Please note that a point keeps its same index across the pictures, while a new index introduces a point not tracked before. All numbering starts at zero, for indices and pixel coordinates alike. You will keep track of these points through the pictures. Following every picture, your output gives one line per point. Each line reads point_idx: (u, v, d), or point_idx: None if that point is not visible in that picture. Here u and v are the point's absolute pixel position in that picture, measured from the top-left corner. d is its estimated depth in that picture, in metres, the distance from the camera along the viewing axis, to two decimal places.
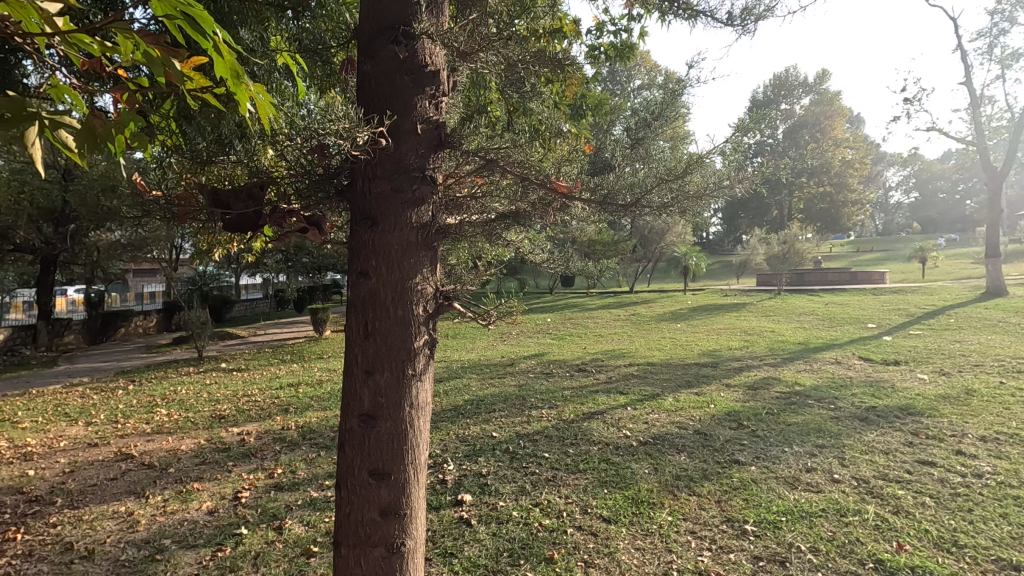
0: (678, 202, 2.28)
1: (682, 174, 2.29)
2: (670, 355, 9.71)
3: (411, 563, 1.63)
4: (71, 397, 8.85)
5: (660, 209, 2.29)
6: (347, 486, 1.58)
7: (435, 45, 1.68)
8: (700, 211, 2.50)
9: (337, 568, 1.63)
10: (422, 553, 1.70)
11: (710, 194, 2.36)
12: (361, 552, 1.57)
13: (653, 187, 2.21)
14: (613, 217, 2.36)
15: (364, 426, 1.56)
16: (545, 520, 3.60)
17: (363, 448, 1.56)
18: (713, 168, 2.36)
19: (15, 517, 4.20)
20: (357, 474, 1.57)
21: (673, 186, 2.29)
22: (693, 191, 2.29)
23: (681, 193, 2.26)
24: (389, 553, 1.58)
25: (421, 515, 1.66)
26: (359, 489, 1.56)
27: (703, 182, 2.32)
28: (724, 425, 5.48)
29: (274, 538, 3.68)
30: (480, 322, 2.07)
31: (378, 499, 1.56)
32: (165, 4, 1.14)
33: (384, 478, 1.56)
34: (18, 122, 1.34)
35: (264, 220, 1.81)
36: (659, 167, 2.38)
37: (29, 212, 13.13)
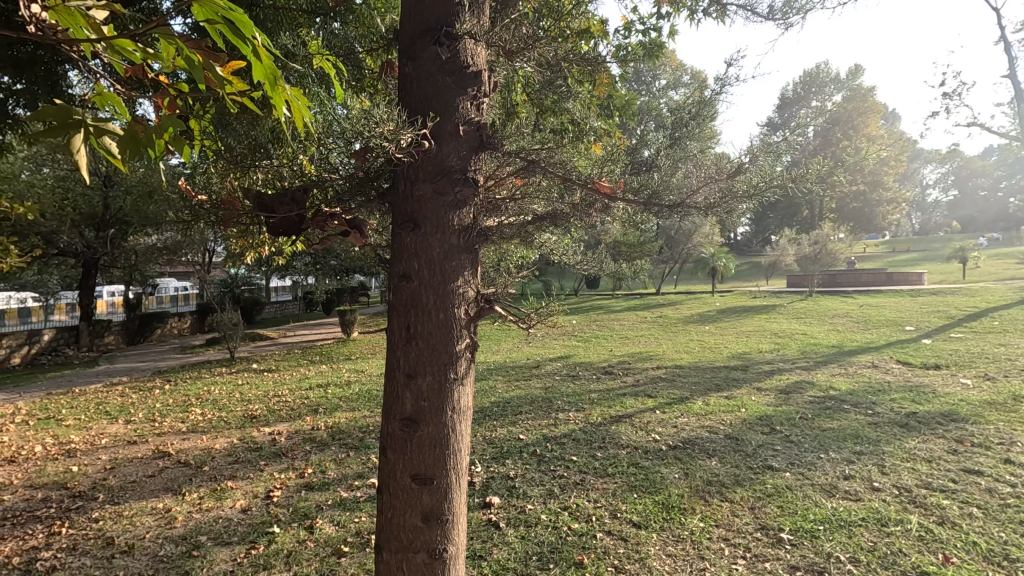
0: (725, 201, 2.20)
1: (731, 173, 2.18)
2: (699, 358, 9.55)
3: (453, 568, 1.63)
4: (110, 396, 9.16)
5: (706, 211, 2.22)
6: (389, 490, 1.59)
7: (478, 45, 1.68)
8: (750, 211, 2.40)
9: (379, 571, 1.64)
10: (463, 558, 1.70)
11: (762, 193, 2.26)
12: (403, 558, 1.58)
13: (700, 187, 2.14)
14: (655, 219, 2.30)
15: (406, 430, 1.56)
16: (574, 524, 3.57)
17: (405, 452, 1.56)
18: (766, 166, 2.23)
19: (60, 511, 4.36)
20: (400, 478, 1.57)
21: (721, 186, 2.20)
22: (742, 190, 2.19)
23: (728, 192, 2.18)
24: (430, 559, 1.58)
25: (463, 521, 1.66)
26: (401, 493, 1.57)
27: (755, 181, 2.20)
28: (755, 430, 5.36)
29: (305, 537, 3.73)
30: (521, 326, 2.08)
31: (419, 504, 1.56)
32: (205, 8, 1.15)
33: (426, 484, 1.55)
34: (66, 129, 1.37)
35: (307, 225, 1.80)
36: (705, 164, 2.30)
37: (72, 217, 13.69)
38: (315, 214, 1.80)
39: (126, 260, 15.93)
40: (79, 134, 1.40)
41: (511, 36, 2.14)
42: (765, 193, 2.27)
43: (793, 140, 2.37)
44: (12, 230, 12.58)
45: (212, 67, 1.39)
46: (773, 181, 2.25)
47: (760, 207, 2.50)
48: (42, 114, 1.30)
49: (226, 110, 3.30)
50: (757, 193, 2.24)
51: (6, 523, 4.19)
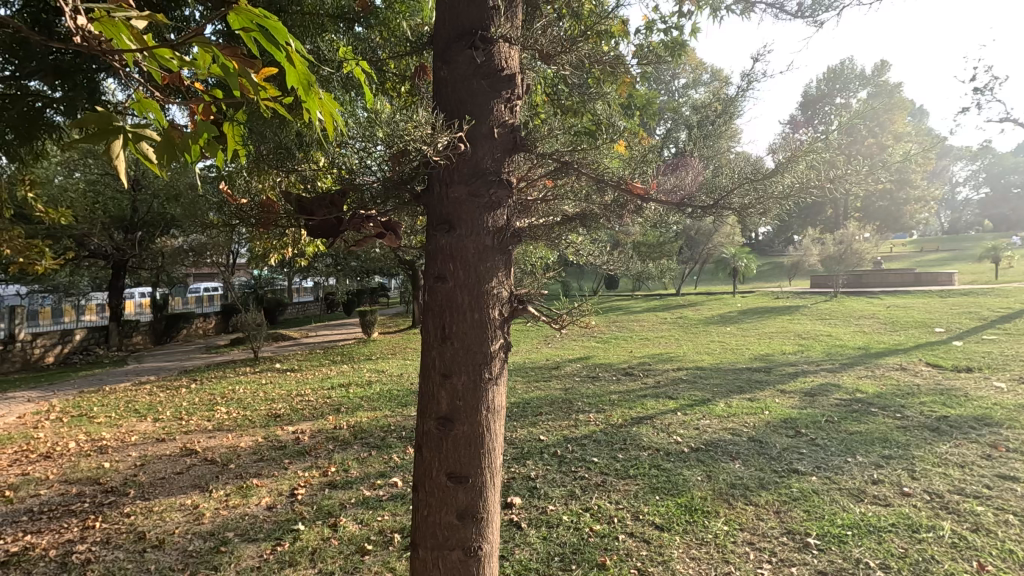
0: (760, 203, 2.14)
1: (769, 175, 2.12)
2: (721, 360, 9.43)
3: (486, 566, 1.64)
4: (139, 394, 9.38)
5: (742, 212, 2.16)
6: (424, 488, 1.61)
7: (512, 47, 1.69)
8: (783, 213, 2.34)
9: (414, 569, 1.66)
10: (497, 557, 1.70)
11: (798, 196, 2.19)
12: (438, 555, 1.59)
13: (735, 188, 2.09)
14: (690, 219, 2.28)
15: (442, 429, 1.58)
16: (595, 526, 3.56)
17: (440, 451, 1.58)
18: (805, 168, 2.16)
19: (94, 506, 4.49)
20: (436, 476, 1.59)
21: (758, 187, 2.13)
22: (778, 192, 2.12)
23: (764, 194, 2.12)
24: (465, 557, 1.59)
25: (497, 520, 1.67)
26: (437, 491, 1.58)
27: (792, 183, 2.14)
28: (780, 432, 5.28)
29: (329, 535, 3.78)
30: (553, 326, 2.10)
31: (455, 501, 1.57)
32: (241, 15, 1.17)
33: (461, 482, 1.57)
34: (105, 135, 1.41)
35: (344, 227, 1.85)
36: (743, 163, 2.23)
37: (102, 220, 14.06)
38: (352, 217, 1.84)
39: (153, 262, 16.32)
40: (118, 141, 1.44)
41: (542, 37, 2.15)
42: (800, 195, 2.21)
43: (830, 141, 2.30)
44: (46, 233, 12.99)
45: (247, 73, 1.42)
46: (810, 183, 2.19)
47: (793, 209, 2.43)
48: (82, 121, 1.33)
49: (259, 115, 3.39)
50: (793, 196, 2.18)
51: (42, 517, 4.32)
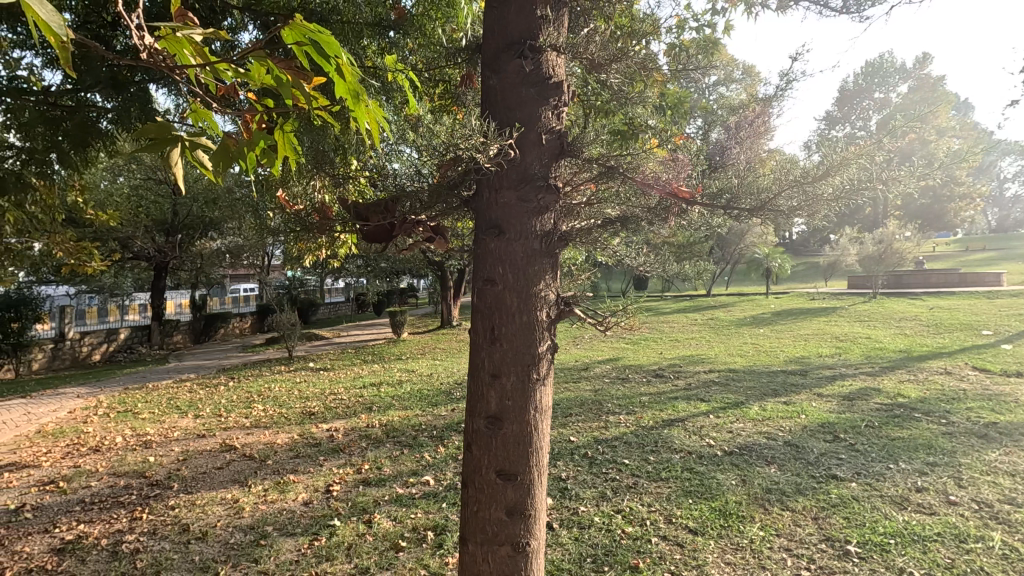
0: (806, 206, 2.06)
1: (819, 177, 2.04)
2: (754, 362, 9.26)
3: (534, 563, 1.66)
4: (180, 391, 9.72)
5: (789, 215, 2.08)
6: (474, 485, 1.64)
7: (559, 56, 1.71)
8: (834, 215, 2.25)
9: (463, 565, 1.68)
10: (544, 555, 1.72)
11: (848, 198, 2.08)
12: (488, 551, 1.62)
13: (781, 191, 2.03)
14: (736, 220, 2.24)
15: (490, 428, 1.60)
16: (628, 528, 3.55)
17: (490, 449, 1.61)
18: (858, 170, 2.05)
19: (141, 498, 4.69)
20: (485, 474, 1.62)
21: (806, 190, 2.04)
22: (827, 195, 2.03)
23: (811, 198, 2.03)
24: (514, 552, 1.61)
25: (544, 517, 1.69)
26: (486, 488, 1.61)
27: (844, 185, 2.04)
28: (818, 437, 5.16)
29: (364, 531, 3.86)
30: (598, 328, 2.09)
31: (504, 498, 1.60)
32: (295, 31, 1.22)
33: (510, 480, 1.60)
34: (164, 143, 1.46)
35: (396, 232, 1.88)
36: (794, 165, 2.14)
37: (145, 223, 14.60)
38: (404, 221, 1.87)
39: (193, 264, 16.88)
40: (176, 149, 1.48)
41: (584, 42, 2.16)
42: (850, 198, 2.10)
43: (884, 140, 2.17)
44: (93, 236, 13.57)
45: (300, 84, 1.47)
46: (860, 184, 2.07)
47: (839, 211, 2.31)
48: (143, 130, 1.38)
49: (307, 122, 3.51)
50: (843, 198, 2.07)
51: (93, 507, 4.53)
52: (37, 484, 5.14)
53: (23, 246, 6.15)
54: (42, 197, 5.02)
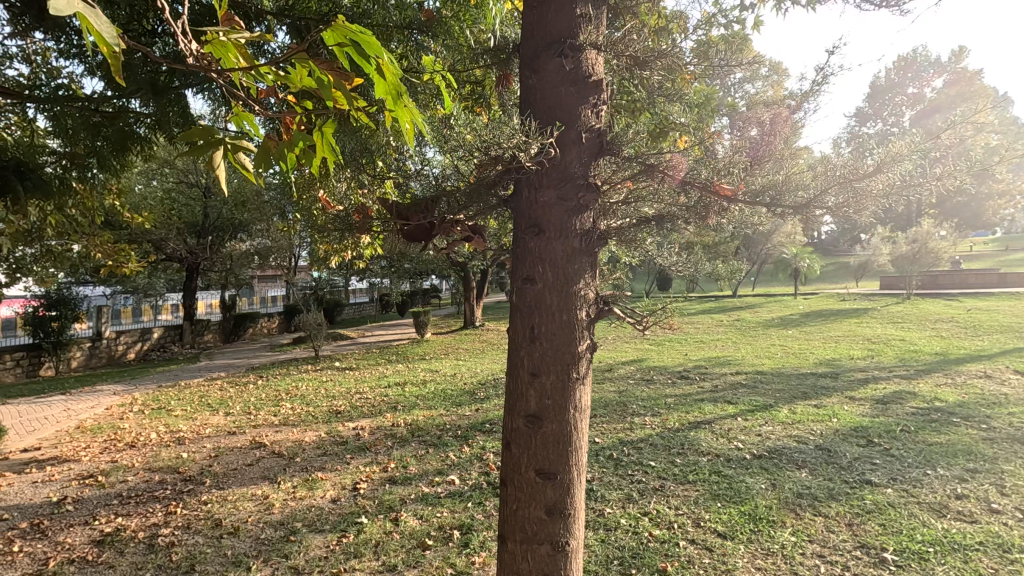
0: (855, 202, 1.95)
1: (870, 172, 1.93)
2: (783, 364, 9.09)
3: (574, 563, 1.66)
4: (211, 389, 9.96)
5: (836, 211, 1.99)
6: (513, 483, 1.64)
7: (597, 54, 1.70)
8: (884, 214, 2.14)
9: (502, 563, 1.69)
10: (582, 555, 1.72)
11: (901, 194, 1.96)
12: (527, 549, 1.62)
13: (829, 186, 1.94)
14: (779, 218, 2.15)
15: (530, 426, 1.61)
16: (655, 531, 3.51)
17: (529, 448, 1.61)
18: (912, 164, 1.92)
19: (175, 492, 4.82)
20: (524, 472, 1.62)
21: (855, 186, 1.95)
22: (878, 190, 1.92)
23: (861, 193, 1.93)
24: (553, 552, 1.61)
25: (584, 516, 1.69)
26: (526, 487, 1.61)
27: (898, 180, 1.92)
28: (850, 441, 5.03)
29: (392, 529, 3.90)
30: (635, 327, 2.03)
31: (543, 497, 1.60)
32: (336, 32, 1.25)
33: (550, 479, 1.60)
34: (209, 146, 1.48)
35: (435, 231, 1.91)
36: (842, 159, 2.04)
37: (177, 225, 15.00)
38: (442, 220, 1.89)
39: (223, 265, 17.28)
40: (218, 152, 1.50)
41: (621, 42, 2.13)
42: (903, 194, 1.97)
43: (939, 135, 2.04)
44: (128, 238, 13.99)
45: (340, 84, 1.49)
46: (914, 180, 1.94)
47: (886, 210, 2.19)
48: (189, 132, 1.41)
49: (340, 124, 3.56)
50: (895, 194, 1.94)
51: (130, 501, 4.68)
52: (77, 478, 5.33)
53: (64, 248, 6.35)
54: (83, 200, 5.19)
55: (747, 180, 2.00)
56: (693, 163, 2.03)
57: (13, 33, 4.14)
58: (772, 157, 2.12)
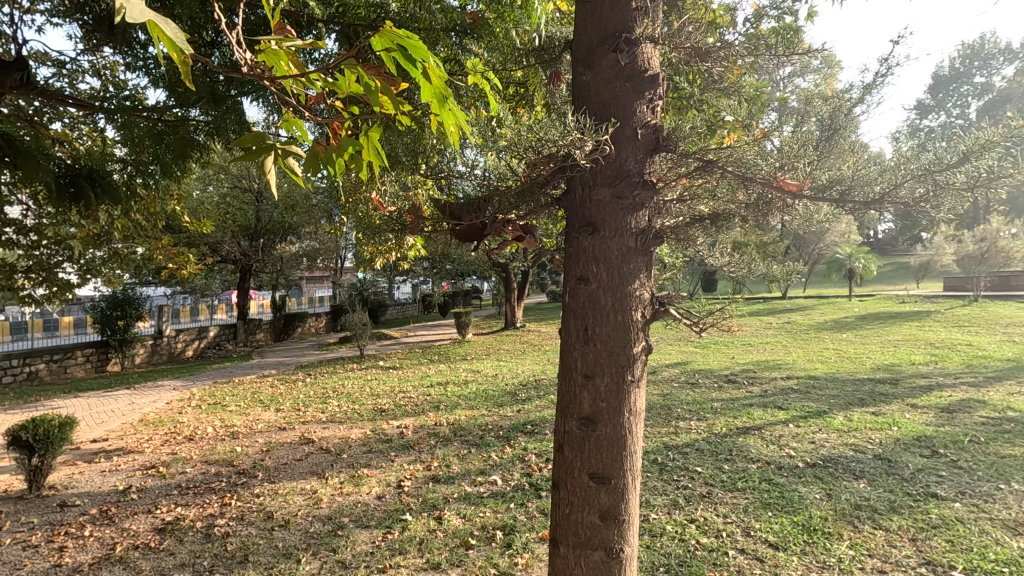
0: (937, 196, 1.81)
1: (953, 164, 1.78)
2: (837, 368, 8.69)
3: (628, 570, 1.63)
4: (263, 386, 10.35)
5: (913, 207, 1.85)
6: (566, 487, 1.63)
7: (653, 48, 1.66)
8: (967, 207, 1.97)
9: (554, 567, 1.68)
10: (636, 561, 1.68)
11: (988, 188, 1.80)
12: (580, 554, 1.60)
13: (905, 179, 1.81)
14: (846, 214, 2.04)
15: (584, 429, 1.59)
16: (702, 538, 3.42)
17: (583, 451, 1.59)
18: (1002, 155, 1.75)
19: (230, 484, 5.02)
20: (577, 476, 1.60)
21: (935, 179, 1.80)
22: (962, 183, 1.77)
23: (941, 187, 1.79)
24: (608, 557, 1.59)
25: (637, 523, 1.66)
26: (579, 491, 1.60)
27: (984, 173, 1.76)
28: (913, 451, 4.76)
29: (435, 527, 3.94)
30: (691, 329, 1.91)
31: (597, 502, 1.58)
32: (384, 37, 1.26)
33: (604, 483, 1.57)
34: (260, 153, 1.52)
35: (488, 231, 1.93)
36: (921, 151, 1.89)
37: (231, 228, 15.65)
38: (495, 221, 1.91)
39: (274, 266, 17.93)
40: (269, 159, 1.54)
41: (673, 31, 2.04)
42: (991, 187, 1.80)
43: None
44: (187, 241, 14.70)
45: (387, 89, 1.51)
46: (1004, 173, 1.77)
47: (970, 205, 2.02)
48: (243, 138, 1.44)
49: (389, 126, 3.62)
50: (981, 187, 1.79)
51: (189, 492, 4.90)
52: (141, 468, 5.63)
53: (129, 250, 6.66)
54: (147, 204, 5.45)
55: (812, 175, 1.93)
56: (754, 157, 1.93)
57: (85, 48, 4.38)
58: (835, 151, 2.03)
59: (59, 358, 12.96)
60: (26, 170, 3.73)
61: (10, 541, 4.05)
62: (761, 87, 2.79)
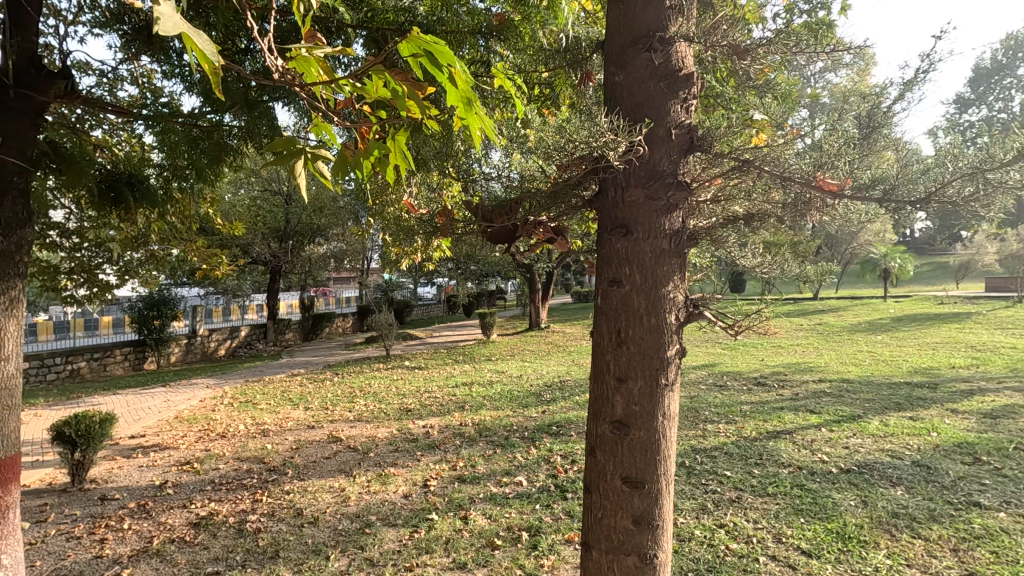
0: (988, 194, 1.74)
1: (1008, 161, 1.70)
2: (872, 371, 8.45)
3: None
4: (293, 384, 10.56)
5: (962, 205, 1.77)
6: (599, 490, 1.62)
7: (687, 47, 1.64)
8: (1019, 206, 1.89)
9: (587, 572, 1.66)
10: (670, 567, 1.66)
11: None
12: (613, 559, 1.59)
13: (954, 177, 1.74)
14: (889, 213, 1.97)
15: (616, 433, 1.58)
16: (732, 544, 3.36)
17: (616, 454, 1.58)
18: None
19: (261, 481, 5.14)
20: (610, 479, 1.59)
21: (987, 176, 1.73)
22: (1016, 180, 1.70)
23: (993, 184, 1.72)
24: (641, 563, 1.57)
25: (671, 528, 1.63)
26: (612, 494, 1.58)
27: None
28: (954, 458, 4.60)
29: (461, 527, 3.96)
30: (728, 332, 1.84)
31: (630, 507, 1.56)
32: (411, 43, 1.28)
33: (637, 488, 1.56)
34: (290, 156, 1.54)
35: (520, 232, 1.94)
36: (971, 146, 1.82)
37: (262, 231, 16.00)
38: (525, 221, 1.92)
39: (302, 267, 18.27)
40: (300, 162, 1.56)
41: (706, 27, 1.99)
42: None
43: None
44: (219, 243, 15.09)
45: (413, 94, 1.52)
46: None
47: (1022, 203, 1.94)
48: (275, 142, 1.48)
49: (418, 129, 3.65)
50: None
51: (222, 487, 5.03)
52: (176, 464, 5.80)
53: (165, 252, 6.86)
54: (182, 208, 5.61)
55: (854, 174, 1.86)
56: (794, 157, 1.89)
57: (124, 57, 4.53)
58: (874, 147, 1.97)
59: (99, 356, 13.44)
60: (71, 175, 3.88)
61: (54, 532, 4.22)
62: (793, 83, 2.65)
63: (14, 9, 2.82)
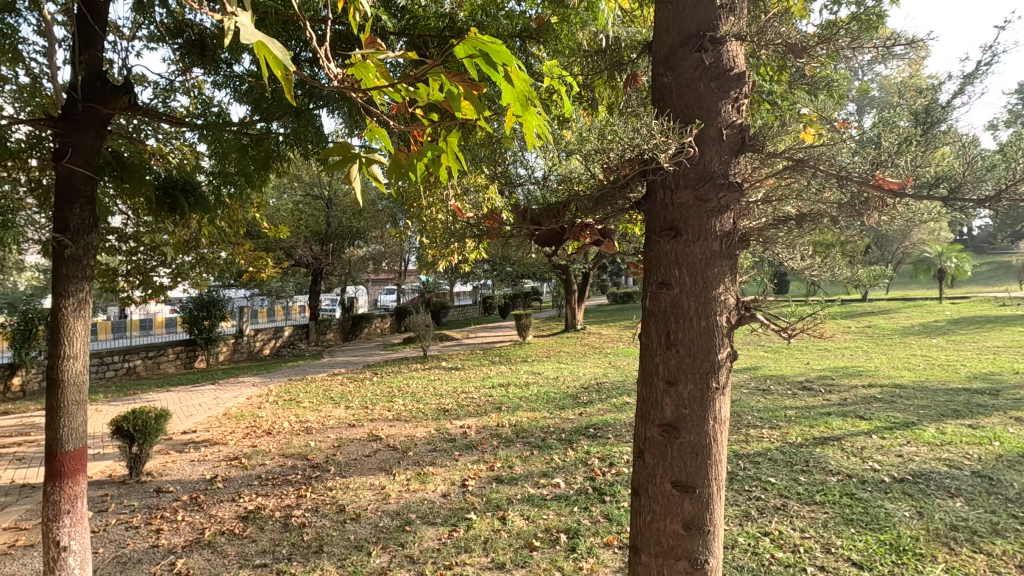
0: None
1: None
2: (927, 377, 8.05)
3: None
4: (334, 384, 10.84)
5: None
6: (647, 493, 1.60)
7: (738, 45, 1.61)
8: None
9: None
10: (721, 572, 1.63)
11: None
12: (663, 563, 1.57)
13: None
14: (957, 211, 1.88)
15: (666, 436, 1.56)
16: (777, 553, 3.26)
17: (666, 458, 1.56)
18: None
19: (305, 477, 5.28)
20: (659, 483, 1.57)
21: None
22: None
23: None
24: (692, 569, 1.55)
25: (722, 534, 1.60)
26: (661, 498, 1.57)
27: None
28: (1018, 470, 4.34)
29: (499, 527, 3.98)
30: (781, 335, 1.79)
31: (680, 511, 1.54)
32: (467, 44, 1.30)
33: (688, 492, 1.54)
34: (346, 162, 1.58)
35: (568, 235, 1.95)
36: None
37: (304, 234, 16.44)
38: (573, 224, 1.93)
39: (342, 269, 18.70)
40: (355, 167, 1.60)
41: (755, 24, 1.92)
42: None
43: None
44: (264, 246, 15.60)
45: (466, 94, 1.54)
46: None
47: None
48: (331, 148, 1.51)
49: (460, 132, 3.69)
50: None
51: (268, 483, 5.20)
52: (225, 459, 6.03)
53: (214, 255, 7.14)
54: (232, 212, 5.84)
55: (918, 171, 1.80)
56: (850, 155, 1.85)
57: (178, 70, 4.73)
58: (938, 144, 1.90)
59: (153, 355, 14.10)
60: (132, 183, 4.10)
61: (115, 521, 4.45)
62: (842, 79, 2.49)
63: (82, 28, 2.99)
